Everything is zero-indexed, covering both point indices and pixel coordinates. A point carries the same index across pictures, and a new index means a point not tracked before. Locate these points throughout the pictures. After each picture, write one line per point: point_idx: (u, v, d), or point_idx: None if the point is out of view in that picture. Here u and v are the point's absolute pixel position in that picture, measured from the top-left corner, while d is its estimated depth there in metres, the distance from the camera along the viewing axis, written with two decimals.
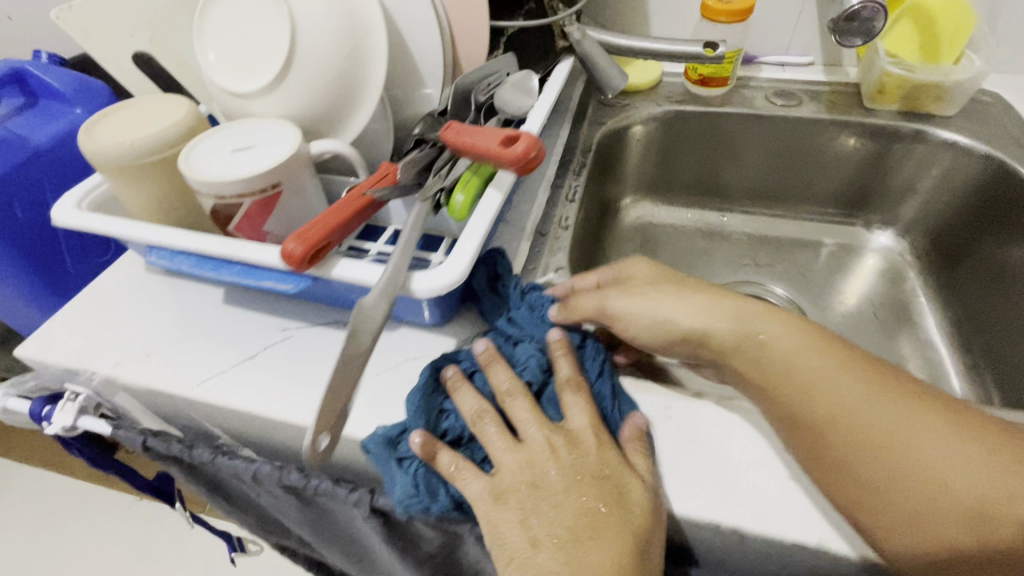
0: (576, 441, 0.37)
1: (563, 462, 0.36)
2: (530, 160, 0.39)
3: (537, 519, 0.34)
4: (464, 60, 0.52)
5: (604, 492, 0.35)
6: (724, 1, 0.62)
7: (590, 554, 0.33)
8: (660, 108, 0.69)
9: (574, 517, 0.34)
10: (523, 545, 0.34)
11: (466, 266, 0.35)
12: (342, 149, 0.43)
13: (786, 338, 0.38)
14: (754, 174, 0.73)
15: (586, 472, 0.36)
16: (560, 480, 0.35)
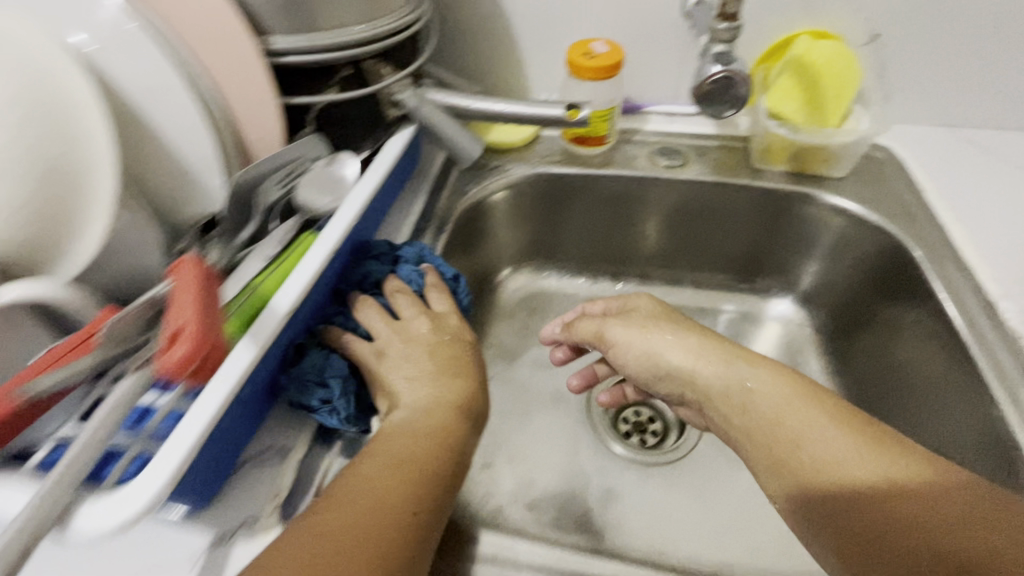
0: (441, 321, 0.44)
1: (433, 325, 0.43)
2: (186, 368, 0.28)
3: (406, 374, 0.40)
4: (252, 147, 0.42)
5: (458, 353, 0.43)
6: (590, 56, 0.54)
7: (449, 385, 0.40)
8: (533, 171, 0.61)
9: (437, 373, 0.41)
10: (402, 383, 0.40)
11: (146, 502, 0.27)
12: (49, 292, 0.32)
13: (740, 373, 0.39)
14: (646, 239, 0.65)
15: (449, 338, 0.43)
16: (427, 346, 0.42)
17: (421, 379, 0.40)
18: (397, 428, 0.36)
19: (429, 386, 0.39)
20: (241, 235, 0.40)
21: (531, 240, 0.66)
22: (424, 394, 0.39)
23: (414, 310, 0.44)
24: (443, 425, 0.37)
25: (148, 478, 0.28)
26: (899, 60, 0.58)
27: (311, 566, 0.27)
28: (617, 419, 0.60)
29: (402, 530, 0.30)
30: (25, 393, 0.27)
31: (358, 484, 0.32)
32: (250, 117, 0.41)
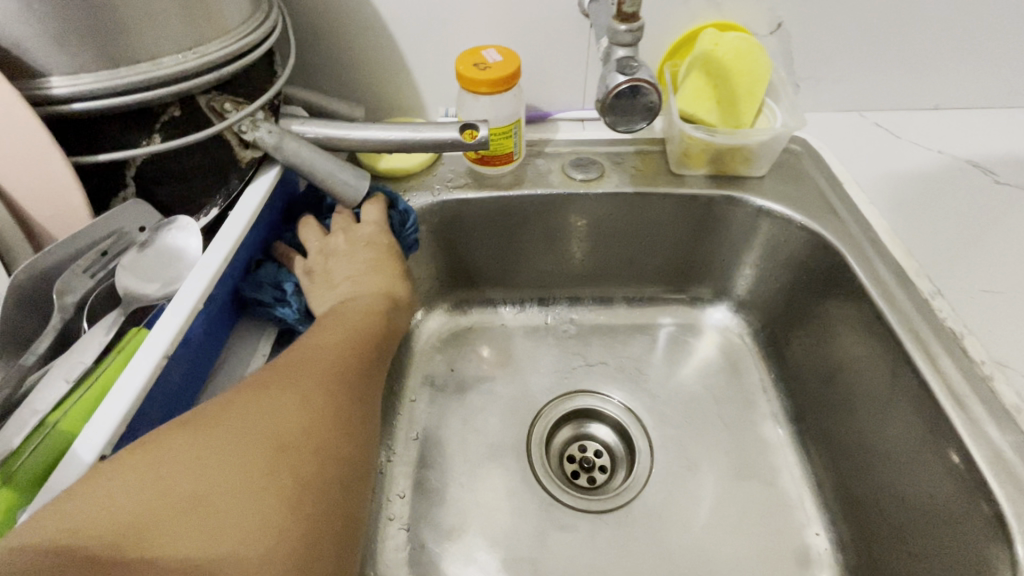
0: (361, 234, 0.44)
1: (353, 236, 0.44)
2: None
3: (334, 288, 0.42)
4: (47, 225, 0.32)
5: (379, 254, 0.44)
6: (479, 67, 0.48)
7: (370, 282, 0.43)
8: (435, 200, 0.54)
9: (371, 269, 0.43)
10: (327, 296, 0.42)
11: None
12: None
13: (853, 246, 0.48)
14: (572, 257, 0.60)
15: (369, 244, 0.44)
16: (359, 249, 0.43)
17: (344, 281, 0.42)
18: (330, 316, 0.40)
19: (353, 289, 0.42)
20: (28, 355, 0.31)
21: (444, 272, 0.60)
22: (360, 285, 0.42)
23: (339, 225, 0.45)
24: (381, 288, 0.42)
25: None
26: (804, 46, 0.56)
27: (270, 383, 0.32)
28: (562, 461, 0.55)
29: (367, 354, 0.38)
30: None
31: (319, 335, 0.37)
32: (31, 190, 0.31)
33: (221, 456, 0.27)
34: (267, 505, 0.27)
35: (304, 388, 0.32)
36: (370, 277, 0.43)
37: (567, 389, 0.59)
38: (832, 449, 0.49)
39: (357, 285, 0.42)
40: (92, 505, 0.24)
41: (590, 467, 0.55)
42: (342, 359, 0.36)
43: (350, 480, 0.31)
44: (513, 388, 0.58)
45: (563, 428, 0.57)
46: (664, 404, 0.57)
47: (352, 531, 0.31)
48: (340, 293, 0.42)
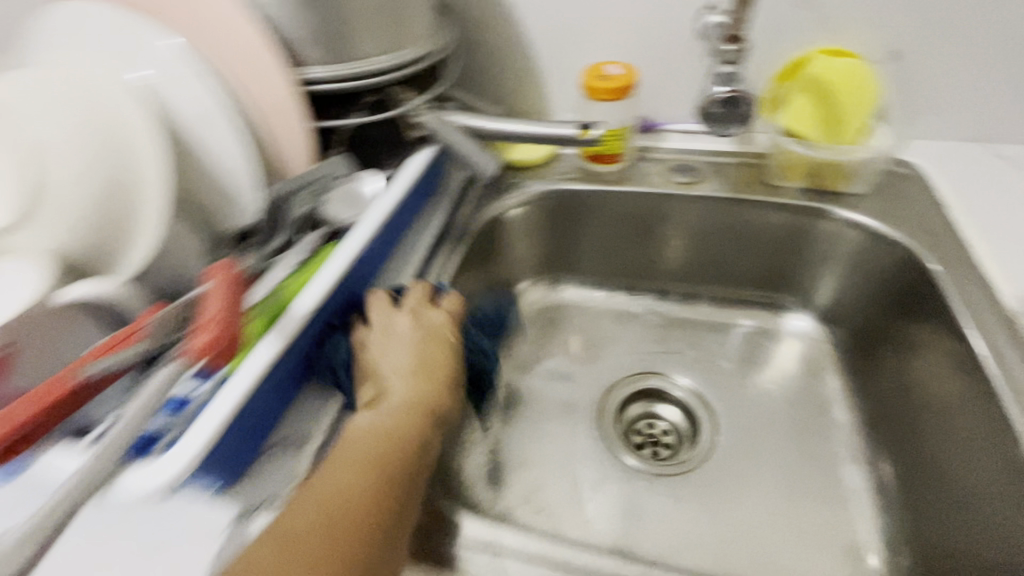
0: (424, 319, 0.43)
1: (415, 323, 0.43)
2: (224, 340, 0.34)
3: (379, 367, 0.40)
4: (286, 166, 0.46)
5: (438, 348, 0.42)
6: (601, 78, 0.57)
7: (416, 382, 0.39)
8: (548, 188, 0.64)
9: (420, 367, 0.40)
10: (369, 378, 0.40)
11: (185, 463, 0.31)
12: (102, 292, 0.37)
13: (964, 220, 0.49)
14: (662, 254, 0.67)
15: (428, 335, 0.42)
16: (421, 337, 0.42)
17: (390, 373, 0.39)
18: (358, 428, 0.36)
19: (395, 382, 0.39)
20: (269, 246, 0.44)
21: (547, 253, 0.69)
22: (408, 387, 0.39)
23: (411, 302, 0.44)
24: (425, 396, 0.38)
25: (189, 442, 0.32)
26: (924, 74, 0.57)
27: (290, 533, 0.29)
28: (632, 431, 0.61)
29: (397, 485, 0.33)
30: (86, 375, 0.32)
31: (341, 445, 0.35)
32: (282, 140, 0.45)
33: None
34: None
35: (326, 542, 0.29)
36: (414, 379, 0.39)
37: (645, 369, 0.65)
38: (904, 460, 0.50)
39: (397, 386, 0.38)
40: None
41: (657, 440, 0.60)
42: (373, 496, 0.32)
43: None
44: (595, 361, 0.66)
45: (635, 402, 0.63)
46: (736, 395, 0.61)
47: None
48: (371, 405, 0.37)
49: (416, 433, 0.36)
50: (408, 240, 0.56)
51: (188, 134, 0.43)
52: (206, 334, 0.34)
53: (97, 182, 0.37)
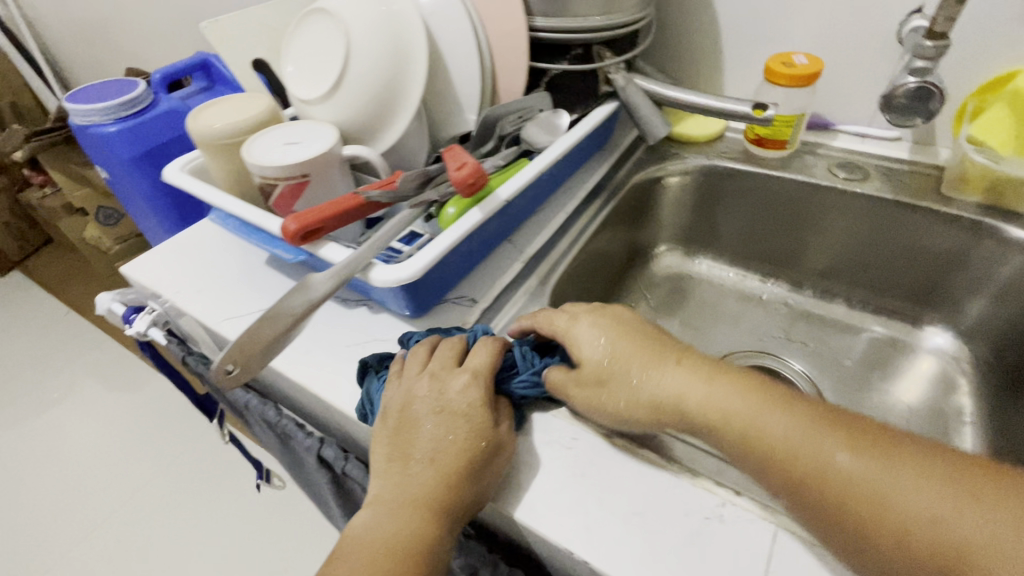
0: (446, 384, 0.39)
1: (432, 392, 0.39)
2: (471, 183, 0.44)
3: (389, 450, 0.38)
4: (503, 93, 0.57)
5: (454, 424, 0.38)
6: (788, 65, 0.61)
7: (422, 471, 0.37)
8: (708, 162, 0.69)
9: (431, 452, 0.37)
10: (383, 460, 0.38)
11: (420, 269, 0.41)
12: (369, 154, 0.50)
13: (790, 422, 0.33)
14: (802, 248, 0.69)
15: (445, 411, 0.38)
16: (438, 413, 0.38)
17: (397, 461, 0.37)
18: (363, 529, 0.36)
19: (402, 472, 0.37)
20: (486, 148, 0.55)
21: (691, 226, 0.73)
22: (416, 481, 0.36)
23: (443, 363, 0.41)
24: (426, 491, 0.36)
25: (420, 258, 0.42)
26: None
27: None
28: None
29: None
30: (366, 196, 0.44)
31: (364, 544, 0.35)
32: (507, 71, 0.56)
33: None
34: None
35: None
36: (427, 471, 0.36)
37: (762, 348, 0.67)
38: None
39: (417, 477, 0.36)
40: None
41: None
42: None
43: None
44: (713, 330, 0.70)
45: None
46: (854, 398, 0.60)
47: None
48: (391, 496, 0.37)
49: (419, 537, 0.35)
50: (576, 179, 0.66)
51: (440, 51, 0.55)
52: (467, 169, 0.43)
53: (382, 72, 0.50)
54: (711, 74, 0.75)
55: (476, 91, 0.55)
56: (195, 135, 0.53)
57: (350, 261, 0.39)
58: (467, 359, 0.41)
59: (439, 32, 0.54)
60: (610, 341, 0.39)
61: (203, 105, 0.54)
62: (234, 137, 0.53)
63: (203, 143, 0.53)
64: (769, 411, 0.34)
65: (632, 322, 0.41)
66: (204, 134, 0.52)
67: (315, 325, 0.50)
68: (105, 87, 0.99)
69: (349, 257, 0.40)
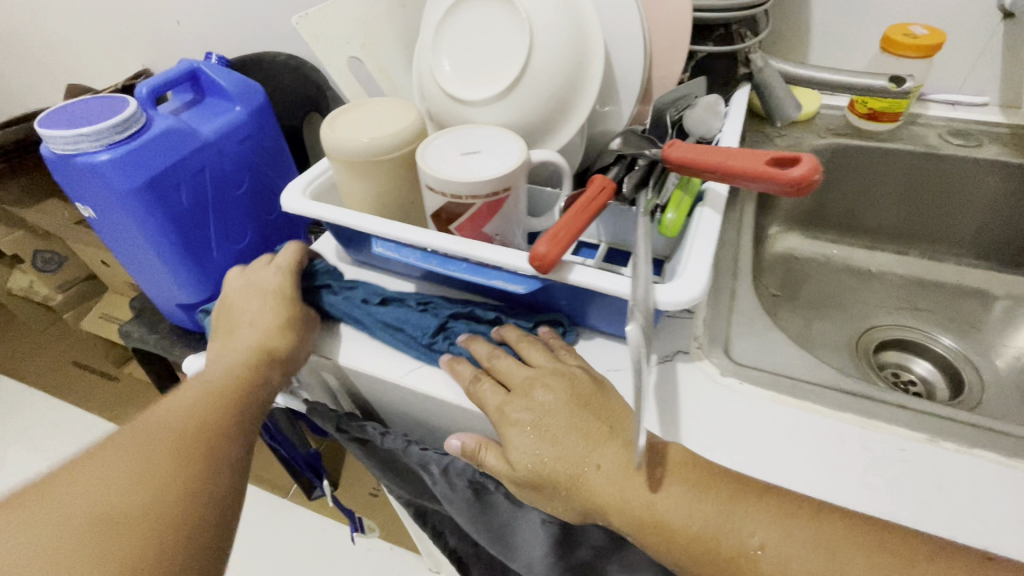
0: (259, 273, 0.50)
1: (246, 282, 0.50)
2: (808, 184, 0.32)
3: (230, 330, 0.48)
4: (658, 80, 0.52)
5: (273, 292, 0.48)
6: (910, 36, 0.61)
7: (261, 321, 0.47)
8: (822, 140, 0.68)
9: (259, 312, 0.47)
10: (224, 338, 0.47)
11: (706, 283, 0.35)
12: (560, 159, 0.44)
13: (698, 510, 0.33)
14: (913, 217, 0.70)
15: (259, 287, 0.49)
16: (256, 294, 0.48)
17: (242, 328, 0.47)
18: (215, 366, 0.45)
19: (242, 333, 0.47)
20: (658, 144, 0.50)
21: (800, 207, 0.72)
22: (256, 329, 0.46)
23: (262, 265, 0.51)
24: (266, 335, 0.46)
25: (696, 271, 0.36)
26: None
27: (101, 438, 0.38)
28: (886, 372, 0.64)
29: (234, 392, 0.43)
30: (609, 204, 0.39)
31: (212, 373, 0.44)
32: (665, 56, 0.51)
33: (90, 511, 0.33)
34: (131, 473, 0.35)
35: (128, 436, 0.37)
36: (262, 324, 0.46)
37: (897, 321, 0.68)
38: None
39: (250, 331, 0.46)
40: (35, 499, 0.33)
41: (908, 387, 0.64)
42: (218, 401, 0.42)
43: (224, 466, 0.38)
44: (841, 309, 0.69)
45: (887, 351, 0.66)
46: (1000, 356, 0.62)
47: (144, 534, 0.33)
48: (232, 348, 0.46)
49: (256, 366, 0.45)
50: None
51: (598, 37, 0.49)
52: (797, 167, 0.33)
53: (566, 62, 0.43)
54: (797, 53, 0.75)
55: (641, 78, 0.49)
56: (333, 152, 0.44)
57: (637, 291, 0.33)
58: (275, 258, 0.51)
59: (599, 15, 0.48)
60: (539, 455, 0.36)
61: (335, 114, 0.44)
62: (387, 152, 0.43)
63: (342, 162, 0.44)
64: (698, 504, 0.33)
65: (563, 414, 0.37)
66: (347, 149, 0.43)
67: None
68: (78, 105, 0.79)
69: (636, 283, 0.34)
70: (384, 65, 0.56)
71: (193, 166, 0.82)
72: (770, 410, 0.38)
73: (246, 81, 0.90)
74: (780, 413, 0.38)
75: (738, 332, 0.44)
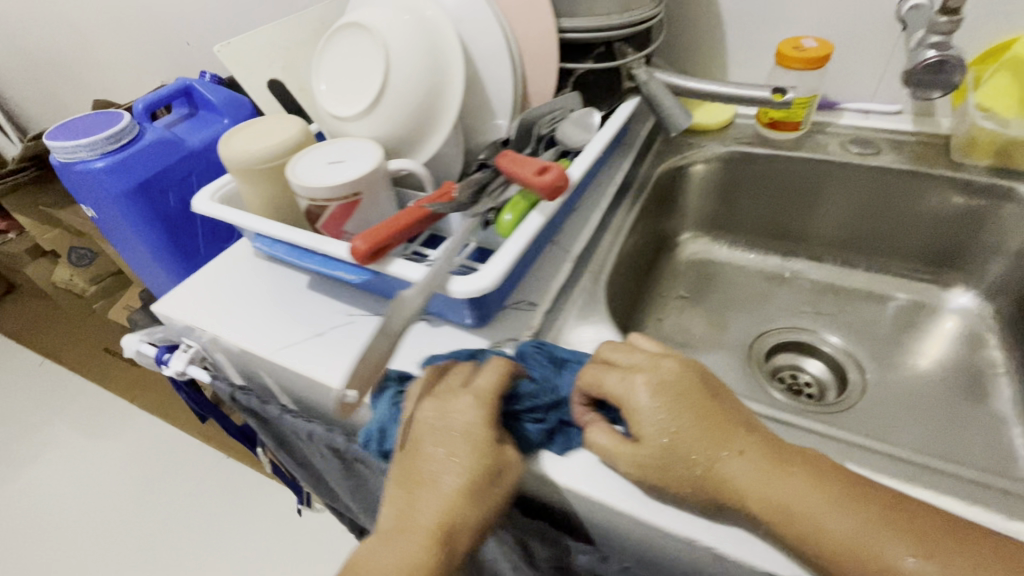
0: (478, 405, 0.39)
1: (427, 414, 0.40)
2: (551, 190, 0.43)
3: (424, 490, 0.38)
4: (532, 96, 0.57)
5: (477, 448, 0.38)
6: (799, 49, 0.63)
7: (435, 488, 0.38)
8: (725, 148, 0.70)
9: (448, 475, 0.38)
10: (396, 498, 0.39)
11: (499, 276, 0.41)
12: (415, 167, 0.50)
13: (851, 518, 0.32)
14: (823, 223, 0.71)
15: (462, 426, 0.39)
16: (442, 439, 0.39)
17: (416, 488, 0.38)
18: (387, 543, 0.37)
19: (420, 498, 0.38)
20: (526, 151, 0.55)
21: (710, 214, 0.75)
22: (443, 501, 0.37)
23: (460, 378, 0.42)
24: (450, 514, 0.37)
25: (496, 265, 0.42)
26: None
27: None
28: (776, 375, 0.66)
29: None
30: (430, 208, 0.44)
31: (382, 562, 0.36)
32: (536, 75, 0.56)
33: None
34: None
35: None
36: (435, 497, 0.37)
37: (795, 323, 0.70)
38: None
39: (424, 503, 0.37)
40: None
41: (800, 389, 0.65)
42: None
43: None
44: (745, 311, 0.71)
45: (780, 354, 0.68)
46: (888, 360, 0.63)
47: None
48: (399, 521, 0.38)
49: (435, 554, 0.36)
50: (604, 178, 0.66)
51: (470, 58, 0.54)
52: (552, 173, 0.42)
53: (422, 83, 0.49)
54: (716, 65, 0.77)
55: (509, 96, 0.55)
56: (227, 162, 0.51)
57: (429, 277, 0.39)
58: (471, 379, 0.41)
59: (469, 39, 0.54)
60: (677, 424, 0.36)
61: (232, 131, 0.52)
62: (271, 161, 0.51)
63: (235, 170, 0.51)
64: (832, 505, 0.33)
65: (694, 395, 0.37)
66: (236, 160, 0.50)
67: (276, 301, 0.56)
68: (81, 121, 0.90)
69: (428, 272, 0.39)
70: (303, 84, 0.64)
71: (179, 172, 0.93)
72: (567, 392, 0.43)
73: (230, 96, 1.01)
74: None
75: (572, 326, 0.49)
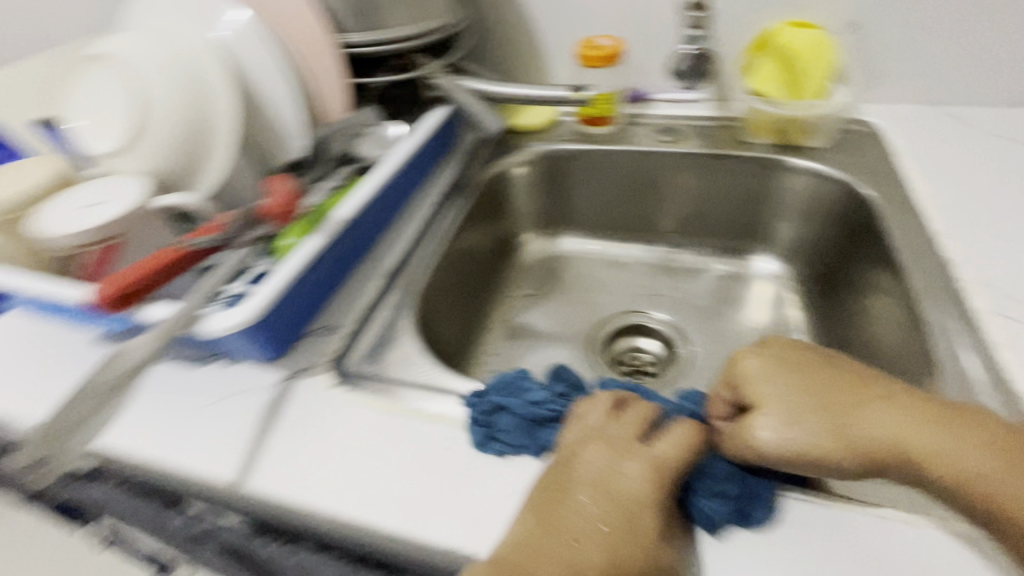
0: (629, 455, 0.34)
1: (583, 461, 0.34)
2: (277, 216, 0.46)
3: (518, 546, 0.30)
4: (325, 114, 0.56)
5: (614, 509, 0.31)
6: (595, 48, 0.66)
7: (540, 545, 0.30)
8: (544, 147, 0.72)
9: (607, 536, 0.30)
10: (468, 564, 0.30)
11: (259, 307, 0.41)
12: (190, 201, 0.47)
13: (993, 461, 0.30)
14: (645, 209, 0.75)
15: (650, 478, 0.33)
16: (605, 495, 0.32)
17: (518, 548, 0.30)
18: None
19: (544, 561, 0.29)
20: (320, 170, 0.56)
21: (544, 211, 0.77)
22: (606, 556, 0.29)
23: (602, 417, 0.37)
24: None
25: (259, 296, 0.42)
26: (888, 38, 0.65)
27: None
28: (620, 359, 0.68)
29: None
30: (188, 246, 0.42)
31: None
32: (325, 93, 0.55)
33: None
34: None
35: None
36: (558, 564, 0.29)
37: (631, 306, 0.73)
38: (843, 354, 0.59)
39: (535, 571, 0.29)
40: None
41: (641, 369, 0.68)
42: None
43: None
44: (586, 301, 0.74)
45: (619, 337, 0.70)
46: (712, 331, 0.68)
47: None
48: None
49: None
50: (427, 188, 0.64)
51: (249, 81, 0.52)
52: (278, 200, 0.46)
53: (185, 112, 0.47)
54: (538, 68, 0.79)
55: (294, 115, 0.53)
56: None
57: (175, 318, 0.39)
58: (657, 445, 0.34)
59: (244, 62, 0.52)
60: (797, 388, 0.36)
61: None
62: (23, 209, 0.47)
63: None
64: (968, 446, 0.31)
65: (816, 368, 0.37)
66: None
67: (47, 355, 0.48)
68: None
69: (178, 311, 0.40)
70: None
71: None
72: (355, 417, 0.41)
73: None
74: (363, 420, 0.41)
75: (376, 344, 0.47)
